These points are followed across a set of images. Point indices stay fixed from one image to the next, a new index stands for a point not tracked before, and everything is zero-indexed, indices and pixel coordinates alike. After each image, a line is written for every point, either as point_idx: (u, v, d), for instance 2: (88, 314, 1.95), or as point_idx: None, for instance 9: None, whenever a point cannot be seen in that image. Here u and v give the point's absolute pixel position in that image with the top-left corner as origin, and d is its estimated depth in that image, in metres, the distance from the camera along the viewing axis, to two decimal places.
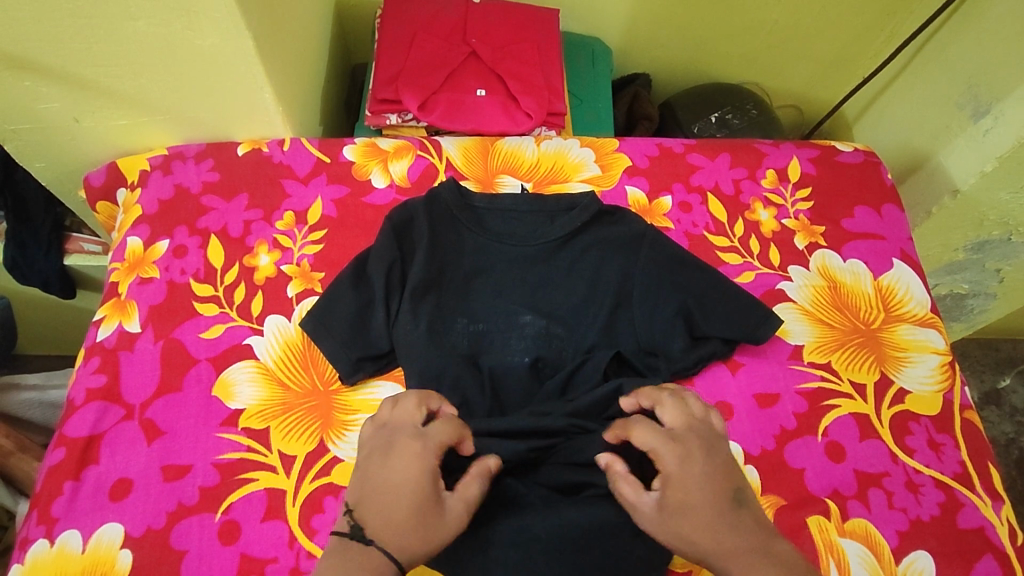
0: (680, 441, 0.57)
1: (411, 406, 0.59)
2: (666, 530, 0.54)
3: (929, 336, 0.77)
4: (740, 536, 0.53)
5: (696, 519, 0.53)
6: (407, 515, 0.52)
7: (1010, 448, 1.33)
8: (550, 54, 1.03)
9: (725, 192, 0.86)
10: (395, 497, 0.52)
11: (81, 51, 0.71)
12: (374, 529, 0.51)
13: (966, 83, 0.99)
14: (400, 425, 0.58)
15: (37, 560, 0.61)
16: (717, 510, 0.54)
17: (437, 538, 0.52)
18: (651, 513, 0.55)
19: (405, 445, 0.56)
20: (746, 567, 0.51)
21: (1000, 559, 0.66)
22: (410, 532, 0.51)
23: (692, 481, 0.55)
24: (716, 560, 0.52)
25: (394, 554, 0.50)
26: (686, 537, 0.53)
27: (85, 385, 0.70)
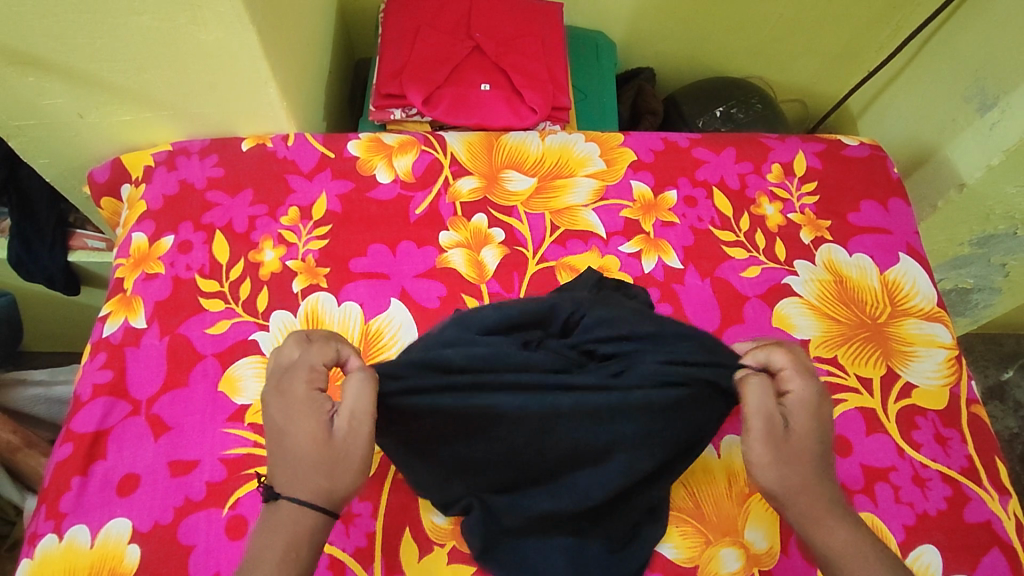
0: (817, 377, 0.55)
1: (287, 347, 0.52)
2: (780, 456, 0.51)
3: (936, 330, 0.77)
4: (829, 485, 0.53)
5: (806, 459, 0.52)
6: (302, 461, 0.48)
7: (1014, 443, 1.33)
8: (555, 48, 1.02)
9: (730, 186, 0.86)
10: (290, 445, 0.49)
11: (86, 46, 0.71)
12: (279, 483, 0.49)
13: (973, 76, 0.99)
14: (276, 368, 0.52)
15: (46, 555, 0.62)
16: (819, 456, 0.53)
17: (342, 471, 0.48)
18: (777, 435, 0.51)
19: (275, 395, 0.51)
20: (830, 515, 0.52)
21: (1006, 553, 0.66)
22: (309, 475, 0.48)
23: (817, 419, 0.53)
24: (803, 497, 0.52)
25: (304, 500, 0.48)
26: (788, 470, 0.51)
27: (91, 381, 0.70)
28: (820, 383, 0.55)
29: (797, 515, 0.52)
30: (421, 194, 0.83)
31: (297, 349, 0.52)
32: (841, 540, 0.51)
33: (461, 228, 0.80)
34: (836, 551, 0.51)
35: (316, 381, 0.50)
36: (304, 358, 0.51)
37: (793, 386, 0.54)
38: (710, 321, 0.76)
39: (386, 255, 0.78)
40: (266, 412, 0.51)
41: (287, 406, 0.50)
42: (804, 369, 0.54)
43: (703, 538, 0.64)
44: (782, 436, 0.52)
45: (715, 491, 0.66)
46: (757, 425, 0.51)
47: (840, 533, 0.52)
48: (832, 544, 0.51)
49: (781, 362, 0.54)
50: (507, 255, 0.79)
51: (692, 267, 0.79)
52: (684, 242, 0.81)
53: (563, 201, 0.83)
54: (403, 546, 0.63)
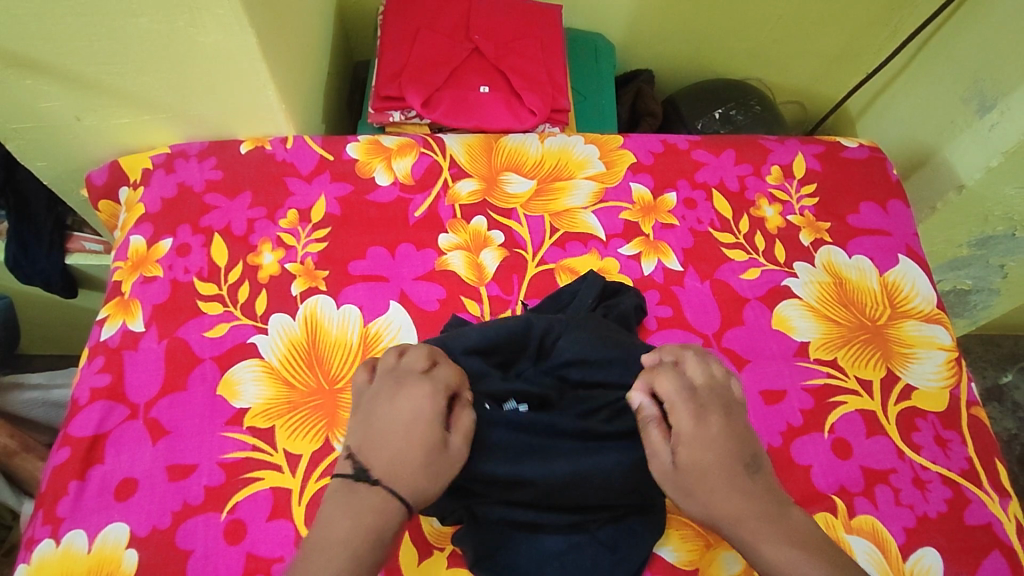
0: (692, 404, 0.57)
1: (422, 358, 0.58)
2: (679, 489, 0.55)
3: (935, 332, 0.77)
4: (751, 502, 0.54)
5: (712, 483, 0.54)
6: (417, 457, 0.52)
7: (1013, 444, 1.34)
8: (554, 50, 1.02)
9: (730, 188, 0.86)
10: (411, 440, 0.53)
11: (84, 49, 0.71)
12: (380, 470, 0.52)
13: (971, 78, 0.99)
14: (406, 371, 0.57)
15: (43, 560, 0.61)
16: (722, 476, 0.54)
17: (440, 482, 0.53)
18: (667, 474, 0.56)
19: (413, 387, 0.55)
20: (754, 532, 0.53)
21: (1007, 555, 0.66)
22: (417, 474, 0.52)
23: (705, 444, 0.55)
24: (725, 522, 0.54)
25: (402, 493, 0.51)
26: (694, 498, 0.55)
27: (89, 384, 0.70)
28: (704, 407, 0.57)
29: (732, 539, 0.54)
30: (420, 196, 0.82)
31: (430, 362, 0.58)
32: (772, 552, 0.52)
33: (460, 230, 0.80)
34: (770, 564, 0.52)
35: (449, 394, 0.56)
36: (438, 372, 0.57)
37: (676, 417, 0.57)
38: (710, 323, 0.76)
39: (385, 258, 0.78)
40: (388, 406, 0.55)
41: (412, 407, 0.54)
42: (679, 402, 0.57)
43: (703, 541, 0.64)
44: (673, 467, 0.56)
45: None
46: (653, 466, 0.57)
47: (772, 549, 0.52)
48: (767, 558, 0.52)
49: (663, 397, 0.58)
50: (506, 257, 0.79)
51: (692, 269, 0.79)
52: (684, 244, 0.81)
53: (562, 202, 0.83)
54: (402, 549, 0.62)
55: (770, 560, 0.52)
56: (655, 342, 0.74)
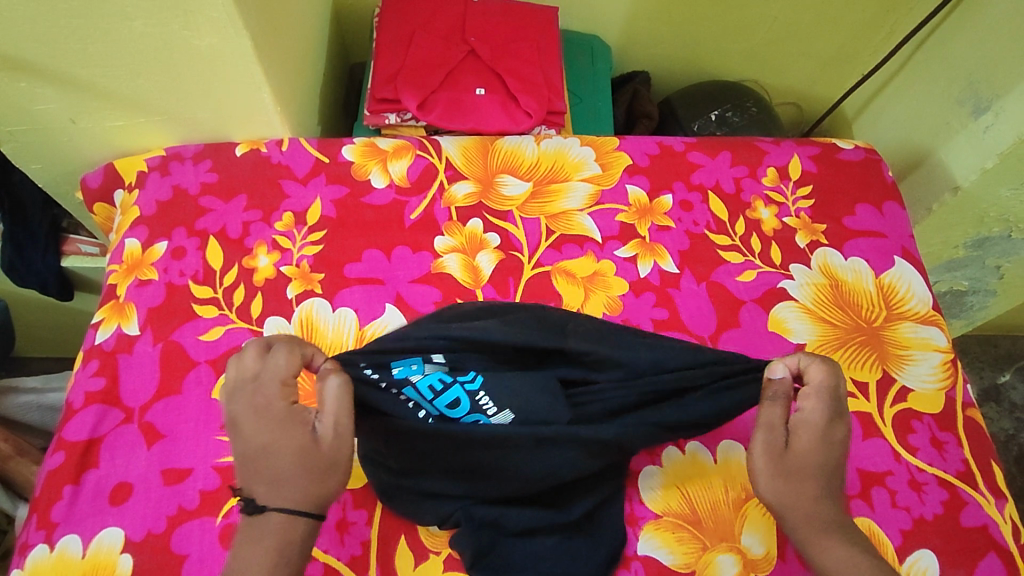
0: (832, 402, 0.57)
1: (251, 357, 0.53)
2: (778, 467, 0.56)
3: (931, 333, 0.77)
4: (830, 505, 0.55)
5: (809, 476, 0.55)
6: (291, 473, 0.50)
7: (1010, 444, 1.34)
8: (550, 52, 1.02)
9: (726, 190, 0.86)
10: (275, 459, 0.51)
11: (78, 52, 0.71)
12: (263, 495, 0.50)
13: (966, 79, 0.99)
14: (242, 383, 0.53)
15: (37, 565, 0.61)
16: (822, 477, 0.55)
17: (329, 476, 0.51)
18: (775, 449, 0.56)
19: (248, 404, 0.52)
20: (822, 532, 0.54)
21: (1002, 557, 0.66)
22: (298, 485, 0.50)
23: (824, 444, 0.56)
24: (802, 517, 0.55)
25: (296, 508, 0.50)
26: (784, 482, 0.55)
27: (84, 388, 0.70)
28: (836, 411, 0.57)
29: (795, 531, 0.55)
30: (416, 199, 0.82)
31: (260, 359, 0.53)
32: (842, 557, 0.53)
33: (456, 233, 0.80)
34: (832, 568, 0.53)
35: (289, 391, 0.53)
36: (270, 369, 0.53)
37: (805, 407, 0.57)
38: (706, 325, 0.76)
39: (381, 261, 0.78)
40: (237, 430, 0.52)
41: (260, 423, 0.52)
42: (821, 393, 0.57)
43: (700, 544, 0.64)
44: (783, 447, 0.56)
45: (710, 497, 0.66)
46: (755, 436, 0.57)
47: (833, 550, 0.54)
48: (832, 560, 0.53)
49: (812, 380, 0.57)
50: (502, 259, 0.79)
51: (688, 271, 0.79)
52: (680, 246, 0.81)
53: (558, 205, 0.83)
54: (397, 554, 0.62)
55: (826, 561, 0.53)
56: None
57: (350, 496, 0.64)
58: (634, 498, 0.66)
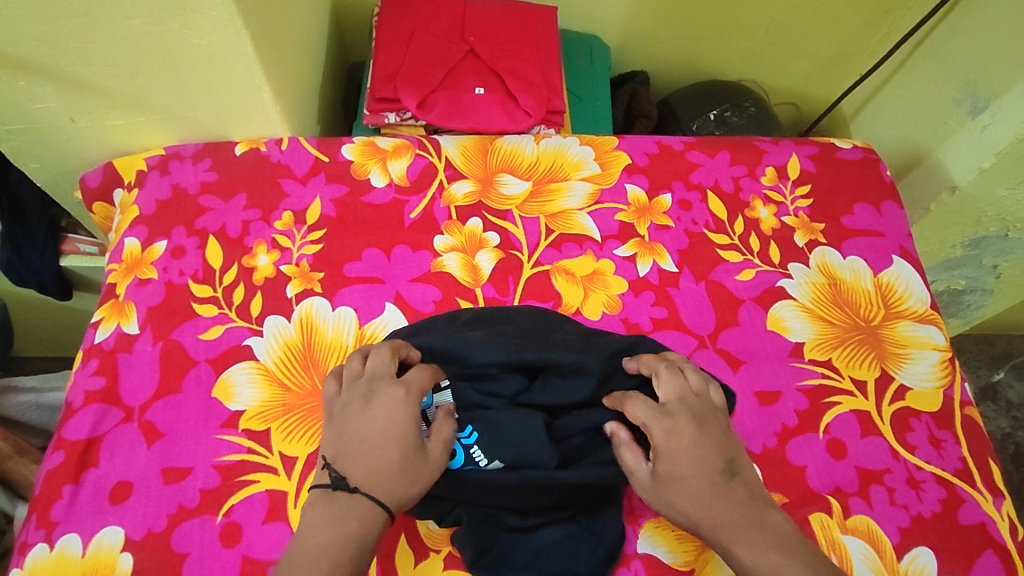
0: (667, 419, 0.57)
1: (386, 356, 0.58)
2: (660, 500, 0.56)
3: (929, 332, 0.78)
4: (732, 509, 0.54)
5: (689, 494, 0.54)
6: (393, 466, 0.52)
7: (1007, 443, 1.34)
8: (549, 52, 1.02)
9: (725, 189, 0.86)
10: (387, 447, 0.53)
11: (78, 50, 0.71)
12: (358, 478, 0.52)
13: (963, 79, 1.00)
14: (377, 374, 0.57)
15: (37, 565, 0.61)
16: (708, 485, 0.54)
17: (419, 486, 0.53)
18: (648, 486, 0.56)
19: (384, 392, 0.55)
20: (737, 537, 0.53)
21: (1000, 554, 0.66)
22: (393, 480, 0.52)
23: (685, 458, 0.55)
24: (710, 530, 0.54)
25: (382, 500, 0.51)
26: (675, 508, 0.55)
27: (83, 387, 0.69)
28: (683, 423, 0.57)
29: (716, 545, 0.54)
30: (415, 198, 0.82)
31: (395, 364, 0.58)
32: (755, 557, 0.52)
33: (456, 232, 0.80)
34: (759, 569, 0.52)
35: (424, 397, 0.56)
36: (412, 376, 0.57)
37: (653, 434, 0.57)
38: (705, 324, 0.76)
39: (381, 260, 0.78)
40: (360, 412, 0.55)
41: (382, 409, 0.54)
42: (654, 418, 0.57)
43: (699, 543, 0.64)
44: (653, 481, 0.56)
45: None
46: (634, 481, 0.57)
47: (749, 551, 0.52)
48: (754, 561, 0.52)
49: (638, 414, 0.58)
50: (502, 258, 0.79)
51: (687, 270, 0.79)
52: (679, 245, 0.81)
53: (558, 204, 0.83)
54: (397, 553, 0.62)
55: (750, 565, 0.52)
56: (650, 343, 0.74)
57: None
58: (633, 496, 0.66)
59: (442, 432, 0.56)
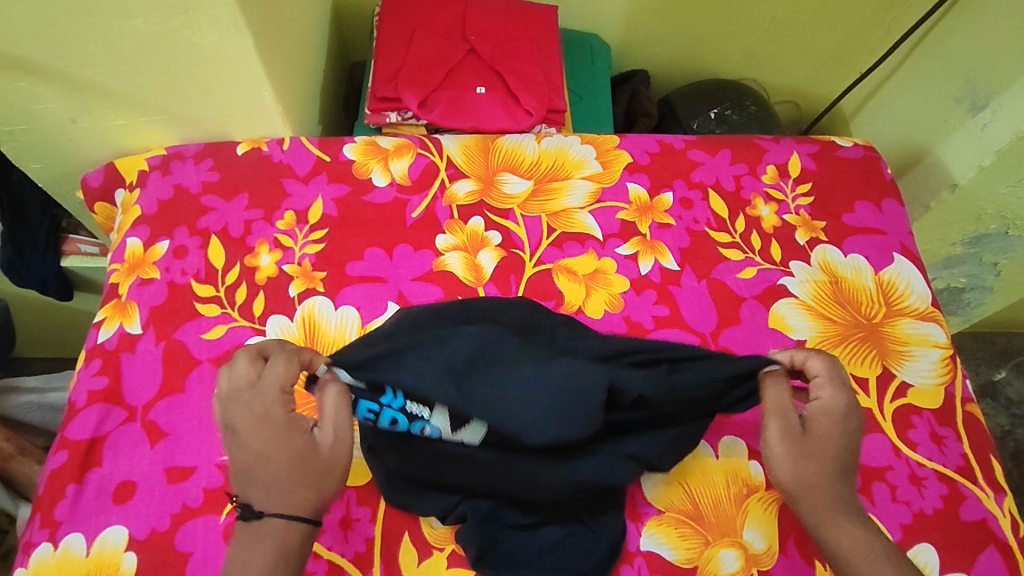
0: (845, 388, 0.61)
1: (243, 365, 0.56)
2: (799, 449, 0.57)
3: (930, 329, 0.78)
4: (844, 488, 0.57)
5: (823, 458, 0.57)
6: (287, 479, 0.52)
7: (1006, 440, 1.35)
8: (550, 51, 1.02)
9: (726, 187, 0.86)
10: (272, 463, 0.52)
11: (79, 50, 0.71)
12: (258, 500, 0.52)
13: (964, 77, 1.00)
14: (236, 390, 0.55)
15: (41, 564, 0.61)
16: (839, 459, 0.57)
17: (324, 480, 0.53)
18: (794, 432, 0.58)
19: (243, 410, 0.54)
20: (837, 514, 0.56)
21: (1001, 550, 0.66)
22: (292, 489, 0.52)
23: (839, 425, 0.59)
24: (821, 496, 0.56)
25: (291, 511, 0.51)
26: (802, 464, 0.57)
27: (86, 387, 0.70)
28: (850, 398, 0.60)
29: (813, 512, 0.56)
30: (417, 197, 0.82)
31: (254, 367, 0.56)
32: (854, 538, 0.55)
33: (458, 231, 0.80)
34: (847, 548, 0.55)
35: (282, 396, 0.55)
36: (269, 376, 0.55)
37: (819, 395, 0.60)
38: (707, 322, 0.76)
39: (383, 259, 0.78)
40: (235, 439, 0.53)
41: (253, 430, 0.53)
42: (832, 381, 0.61)
43: (702, 539, 0.64)
44: (802, 432, 0.58)
45: (712, 492, 0.66)
46: (772, 421, 0.58)
47: (848, 530, 0.55)
48: (847, 539, 0.55)
49: (818, 371, 0.62)
50: (504, 257, 0.79)
51: (688, 268, 0.79)
52: (681, 243, 0.81)
53: (559, 203, 0.83)
54: (401, 551, 0.62)
55: (843, 542, 0.55)
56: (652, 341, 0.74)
57: (352, 493, 0.64)
58: (636, 493, 0.66)
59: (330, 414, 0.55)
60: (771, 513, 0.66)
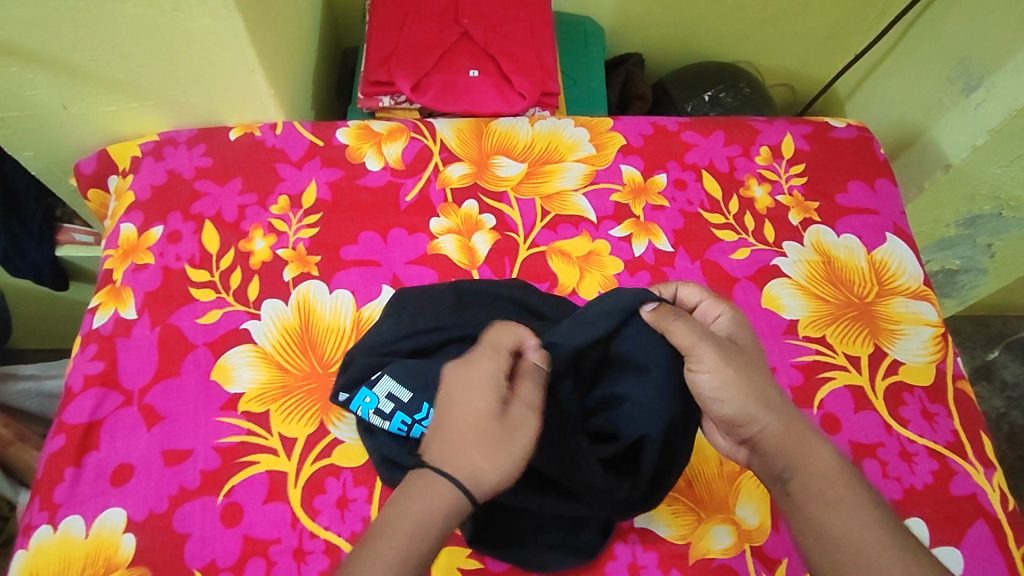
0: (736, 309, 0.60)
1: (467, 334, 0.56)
2: (743, 368, 0.54)
3: (922, 308, 0.78)
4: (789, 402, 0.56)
5: (762, 373, 0.56)
6: (469, 431, 0.49)
7: (1001, 422, 1.36)
8: (544, 34, 1.02)
9: (720, 168, 0.86)
10: (458, 420, 0.49)
11: (70, 35, 0.70)
12: (430, 453, 0.49)
13: (958, 57, 1.00)
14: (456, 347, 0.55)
15: (41, 546, 0.61)
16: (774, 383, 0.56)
17: (504, 455, 0.49)
18: (730, 353, 0.55)
19: (454, 369, 0.52)
20: (803, 429, 0.54)
21: (991, 524, 0.67)
22: (469, 450, 0.48)
23: (747, 336, 0.59)
24: (778, 413, 0.54)
25: (459, 478, 0.47)
26: (754, 384, 0.54)
27: (83, 372, 0.70)
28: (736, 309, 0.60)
29: (782, 435, 0.53)
30: (411, 180, 0.82)
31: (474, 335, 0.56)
32: (823, 454, 0.53)
33: (452, 214, 0.81)
34: (824, 473, 0.52)
35: (503, 357, 0.53)
36: (529, 362, 0.54)
37: (713, 315, 0.60)
38: None
39: (377, 243, 0.78)
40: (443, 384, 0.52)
41: (454, 380, 0.52)
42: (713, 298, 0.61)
43: (695, 516, 0.65)
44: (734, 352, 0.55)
45: (706, 470, 0.67)
46: (703, 349, 0.54)
47: (818, 449, 0.53)
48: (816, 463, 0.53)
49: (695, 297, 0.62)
50: (498, 240, 0.79)
51: (682, 249, 0.80)
52: (674, 224, 0.81)
53: (552, 185, 0.83)
54: None
55: (819, 461, 0.53)
56: None
57: (349, 473, 0.65)
58: None
59: (525, 395, 0.52)
60: (763, 490, 0.66)
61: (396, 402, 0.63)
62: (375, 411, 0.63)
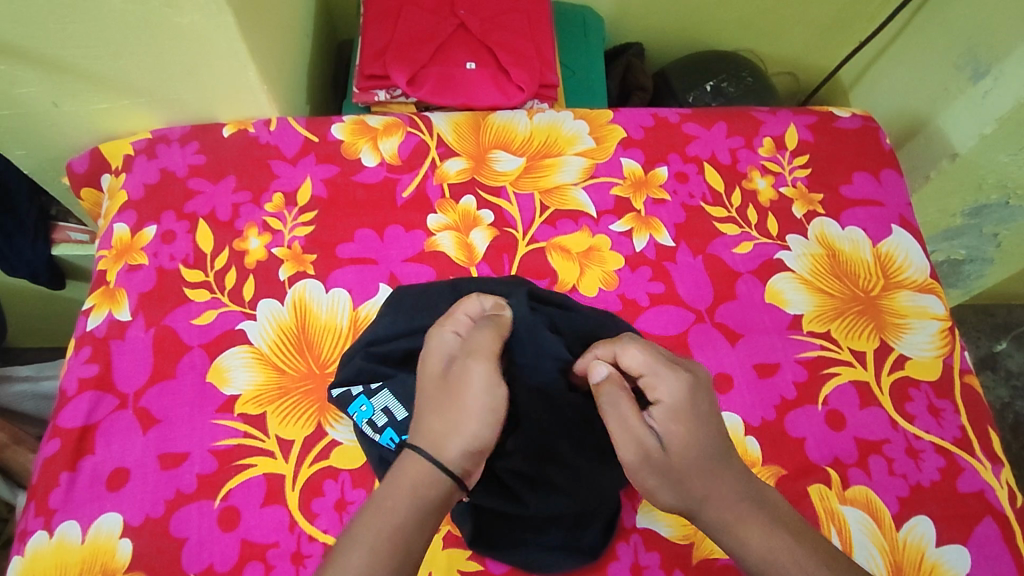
0: (680, 371, 0.53)
1: None
2: (664, 474, 0.51)
3: (929, 302, 0.77)
4: (735, 482, 0.51)
5: (699, 470, 0.50)
6: (430, 404, 0.52)
7: (1006, 412, 1.35)
8: (542, 24, 1.00)
9: (722, 160, 0.85)
10: (422, 395, 0.53)
11: (57, 32, 0.69)
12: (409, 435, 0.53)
13: (965, 43, 0.98)
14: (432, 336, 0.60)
15: (36, 552, 0.61)
16: (712, 461, 0.51)
17: (460, 413, 0.50)
18: (652, 456, 0.51)
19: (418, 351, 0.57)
20: (742, 520, 0.50)
21: (999, 522, 0.66)
22: (431, 421, 0.51)
23: (690, 422, 0.51)
24: (712, 509, 0.51)
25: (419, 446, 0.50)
26: (680, 488, 0.51)
27: (77, 375, 0.69)
28: (688, 375, 0.52)
29: (714, 528, 0.51)
30: (407, 176, 0.81)
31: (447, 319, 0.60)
32: (762, 545, 0.50)
33: (449, 210, 0.79)
34: (757, 558, 0.50)
35: (447, 322, 0.56)
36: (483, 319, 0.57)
37: (657, 389, 0.52)
38: (703, 298, 0.75)
39: (373, 240, 0.77)
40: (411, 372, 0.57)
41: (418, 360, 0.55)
42: (661, 370, 0.52)
43: None
44: (658, 452, 0.51)
45: None
46: (624, 453, 0.51)
47: (756, 535, 0.50)
48: (750, 552, 0.50)
49: (642, 367, 0.53)
50: (496, 236, 0.78)
51: (684, 244, 0.78)
52: (676, 219, 0.80)
53: (552, 179, 0.82)
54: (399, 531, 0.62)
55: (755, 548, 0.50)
56: (647, 318, 0.74)
57: (347, 475, 0.65)
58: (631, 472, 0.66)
59: (478, 350, 0.53)
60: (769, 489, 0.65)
61: (390, 417, 0.62)
62: (368, 421, 0.63)
